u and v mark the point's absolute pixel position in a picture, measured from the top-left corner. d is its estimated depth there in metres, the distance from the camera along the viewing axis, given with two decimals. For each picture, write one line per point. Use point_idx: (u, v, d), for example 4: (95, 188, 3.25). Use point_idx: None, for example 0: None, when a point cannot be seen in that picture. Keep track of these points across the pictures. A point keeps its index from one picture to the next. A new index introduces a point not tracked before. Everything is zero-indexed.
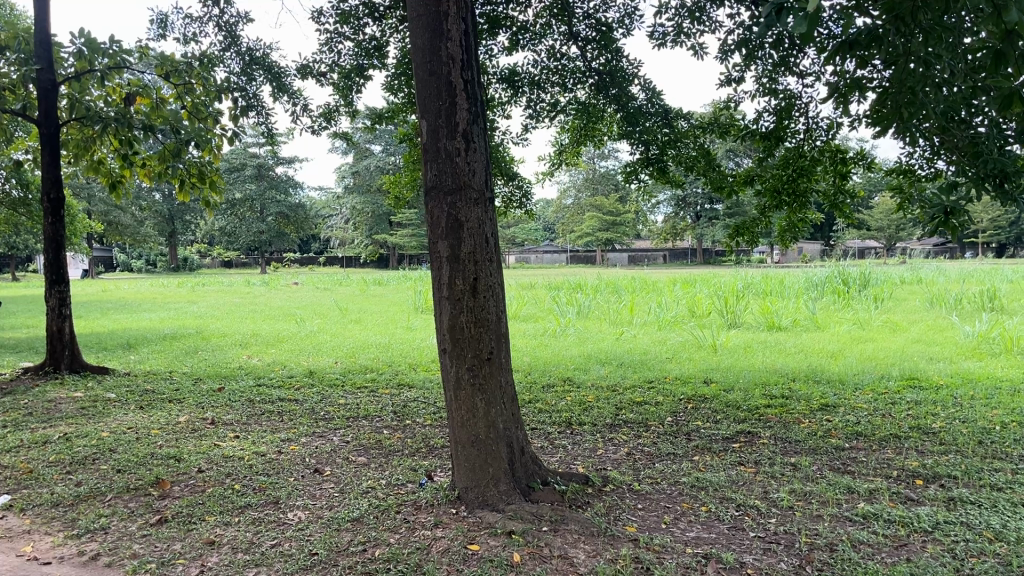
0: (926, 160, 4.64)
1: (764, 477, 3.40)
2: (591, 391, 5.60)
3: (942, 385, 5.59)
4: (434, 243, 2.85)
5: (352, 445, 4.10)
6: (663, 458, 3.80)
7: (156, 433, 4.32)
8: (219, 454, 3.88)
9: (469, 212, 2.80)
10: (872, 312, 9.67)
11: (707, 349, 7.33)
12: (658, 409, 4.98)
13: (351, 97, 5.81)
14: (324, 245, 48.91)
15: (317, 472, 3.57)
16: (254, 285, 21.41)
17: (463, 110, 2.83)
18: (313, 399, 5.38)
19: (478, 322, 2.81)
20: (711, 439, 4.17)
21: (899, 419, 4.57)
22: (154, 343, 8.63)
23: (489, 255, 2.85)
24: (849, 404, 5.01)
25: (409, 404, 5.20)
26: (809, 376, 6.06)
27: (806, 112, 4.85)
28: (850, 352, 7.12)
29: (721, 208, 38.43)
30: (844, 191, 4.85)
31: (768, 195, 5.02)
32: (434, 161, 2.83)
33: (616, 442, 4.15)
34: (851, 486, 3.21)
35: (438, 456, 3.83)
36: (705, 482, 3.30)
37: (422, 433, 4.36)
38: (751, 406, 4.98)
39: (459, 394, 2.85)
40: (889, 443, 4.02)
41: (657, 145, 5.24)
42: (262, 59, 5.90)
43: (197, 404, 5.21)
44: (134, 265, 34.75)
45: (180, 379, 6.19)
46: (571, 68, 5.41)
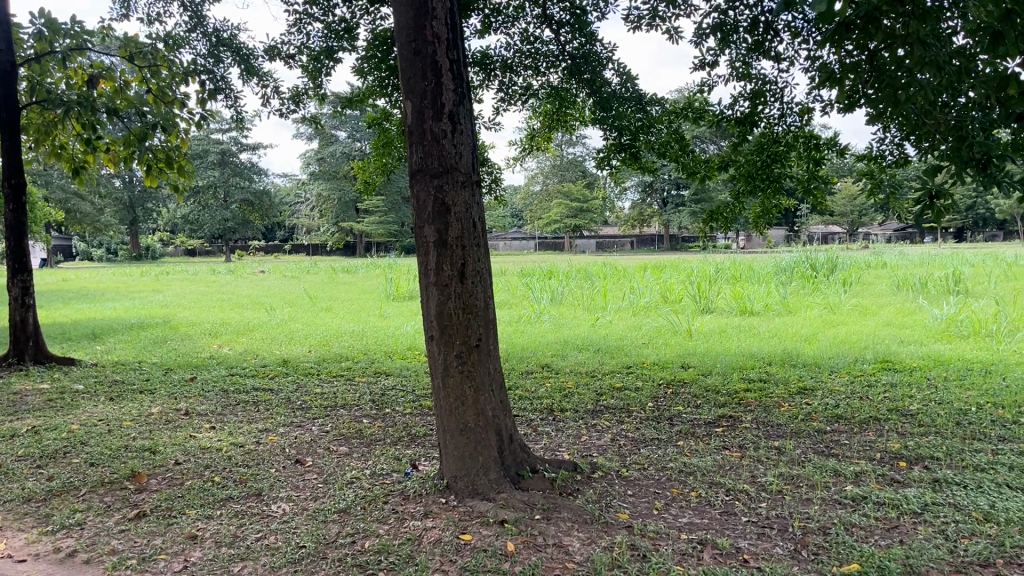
0: (895, 146, 4.64)
1: (750, 461, 3.40)
2: (570, 377, 5.58)
3: (916, 368, 5.65)
4: (420, 228, 2.79)
5: (333, 435, 4.03)
6: (647, 443, 3.78)
7: (129, 425, 4.21)
8: (196, 445, 3.79)
9: (456, 196, 2.74)
10: (841, 296, 9.77)
11: (683, 334, 7.35)
12: (639, 394, 4.97)
13: (321, 79, 5.69)
14: (290, 232, 48.39)
15: (298, 462, 3.50)
16: (220, 273, 21.14)
17: (450, 90, 2.76)
18: (288, 389, 5.29)
19: (466, 308, 2.76)
20: (694, 424, 4.17)
21: (877, 401, 4.60)
22: (121, 332, 8.45)
23: (476, 239, 2.80)
24: (827, 387, 5.04)
25: (387, 393, 5.13)
26: (784, 359, 6.10)
27: (780, 97, 4.84)
28: (823, 335, 7.17)
29: (688, 195, 38.64)
30: (818, 176, 4.78)
31: (742, 180, 4.96)
32: (419, 144, 2.76)
33: (599, 428, 4.13)
34: (837, 469, 3.22)
35: (421, 445, 3.78)
36: (693, 467, 3.28)
37: (402, 422, 4.31)
38: (731, 390, 4.99)
39: (447, 381, 2.79)
40: (870, 425, 4.04)
41: (630, 131, 5.17)
42: (229, 40, 5.76)
43: (169, 395, 5.09)
44: (95, 254, 34.08)
45: (150, 370, 6.06)
46: (544, 52, 5.33)
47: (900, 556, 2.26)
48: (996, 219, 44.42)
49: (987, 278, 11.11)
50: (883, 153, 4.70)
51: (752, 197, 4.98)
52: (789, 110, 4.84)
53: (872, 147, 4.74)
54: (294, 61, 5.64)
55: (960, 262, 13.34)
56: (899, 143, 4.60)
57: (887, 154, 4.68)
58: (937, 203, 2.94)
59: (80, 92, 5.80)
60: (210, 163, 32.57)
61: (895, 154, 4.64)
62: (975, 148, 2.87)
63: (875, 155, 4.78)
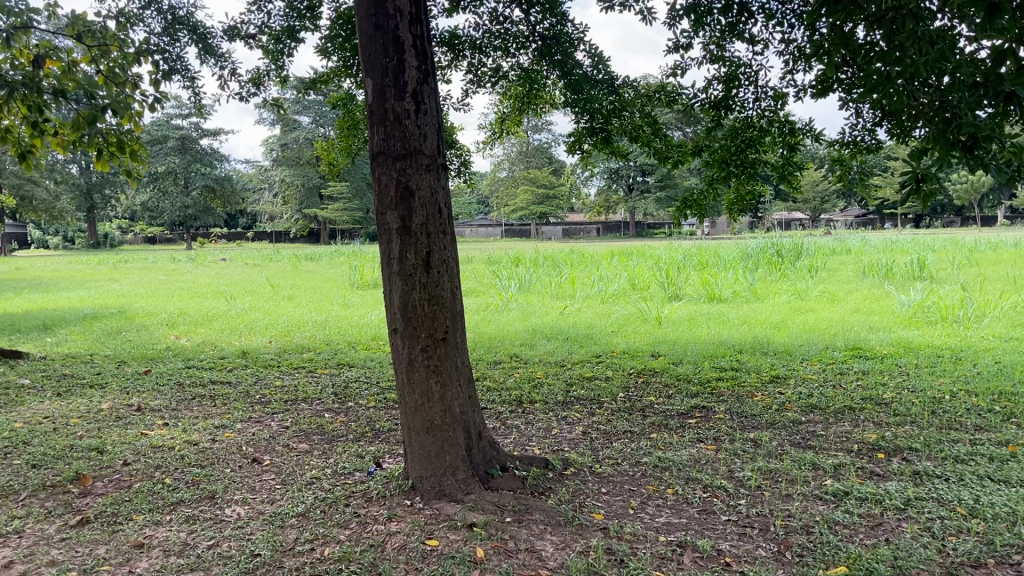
0: (868, 132, 4.52)
1: (726, 455, 3.29)
2: (539, 368, 5.45)
3: (886, 355, 5.62)
4: (382, 214, 2.62)
5: (293, 430, 3.86)
6: (620, 436, 3.66)
7: (77, 423, 4.00)
8: (147, 444, 3.59)
9: (420, 179, 2.58)
10: (808, 282, 9.76)
11: (652, 322, 7.26)
12: (610, 384, 4.86)
13: (282, 61, 5.45)
14: (251, 219, 47.62)
15: (255, 461, 3.33)
16: (178, 261, 20.67)
17: (412, 67, 2.59)
18: (247, 382, 5.09)
19: (432, 299, 2.61)
20: (666, 416, 4.05)
21: (851, 390, 4.53)
22: (73, 323, 8.15)
23: (442, 226, 2.65)
24: (800, 375, 4.98)
25: (350, 386, 4.96)
26: (755, 347, 6.03)
27: (754, 80, 4.74)
28: (793, 322, 7.14)
29: (653, 181, 38.72)
30: (793, 163, 4.75)
31: (715, 166, 4.84)
32: (381, 125, 2.59)
33: (570, 420, 4.00)
34: (814, 463, 3.13)
35: (385, 441, 3.62)
36: (668, 462, 3.17)
37: (366, 416, 4.15)
38: (703, 379, 4.90)
39: (412, 376, 2.64)
40: (845, 415, 3.96)
41: (601, 115, 5.02)
42: (186, 18, 5.50)
43: (121, 389, 4.87)
44: (51, 241, 33.26)
45: (102, 363, 5.80)
46: (514, 32, 5.16)
47: (889, 558, 2.16)
48: (954, 206, 45.21)
49: (949, 263, 11.20)
50: (855, 139, 4.55)
51: (726, 183, 4.89)
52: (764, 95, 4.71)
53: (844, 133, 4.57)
54: (254, 41, 5.40)
55: (922, 248, 13.46)
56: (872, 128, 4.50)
57: (860, 140, 4.52)
58: (923, 187, 2.83)
59: (25, 72, 5.51)
60: (170, 149, 31.86)
61: (867, 139, 4.51)
62: (962, 130, 2.76)
63: (847, 141, 4.61)
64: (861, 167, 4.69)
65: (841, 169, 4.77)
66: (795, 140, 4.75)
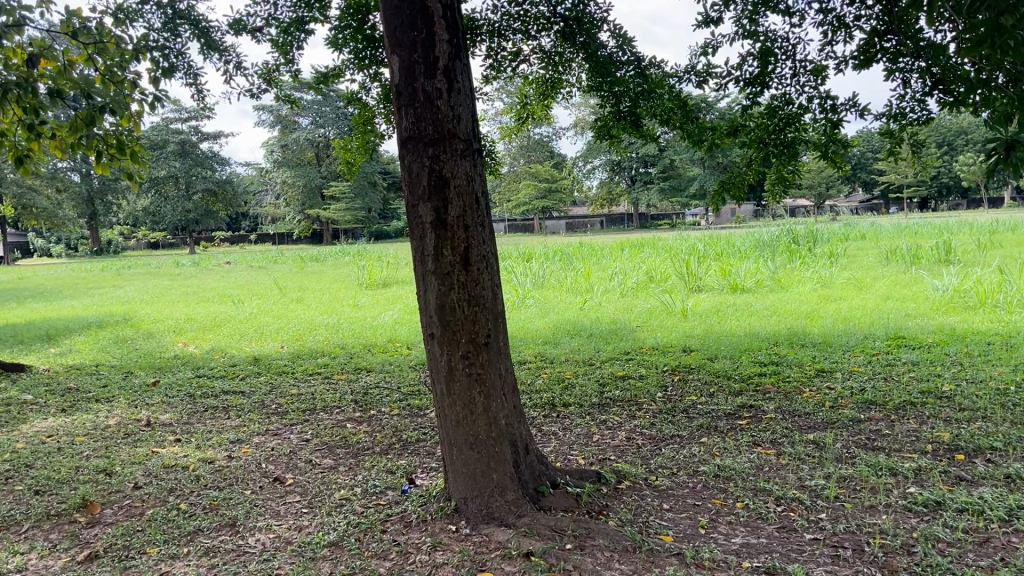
0: (918, 103, 4.38)
1: (791, 460, 3.02)
2: (567, 366, 5.17)
3: (933, 343, 5.32)
4: (414, 206, 2.35)
5: (314, 444, 3.58)
6: (668, 442, 3.39)
7: (82, 441, 3.73)
8: (159, 463, 3.32)
9: (455, 166, 2.31)
10: (833, 269, 9.46)
11: (677, 315, 6.98)
12: (645, 383, 4.58)
13: (291, 54, 5.17)
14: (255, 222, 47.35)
15: (277, 481, 3.05)
16: (185, 265, 20.40)
17: (443, 41, 2.31)
18: (261, 391, 4.82)
19: (472, 300, 2.34)
20: (714, 417, 3.78)
21: (906, 383, 4.24)
22: (77, 332, 7.88)
23: (480, 218, 2.37)
24: (846, 368, 4.70)
25: (371, 392, 4.69)
26: (791, 339, 5.74)
27: (791, 54, 4.58)
28: (825, 312, 6.84)
29: (656, 172, 38.39)
30: (836, 140, 4.48)
31: (753, 146, 4.63)
32: (410, 106, 2.32)
33: (611, 425, 3.72)
34: (892, 467, 2.85)
35: (415, 453, 3.36)
36: (730, 471, 2.89)
37: (391, 425, 3.87)
38: (745, 376, 4.61)
39: (452, 386, 2.37)
40: (907, 411, 3.68)
41: (629, 97, 4.80)
42: (187, 12, 5.21)
43: (129, 402, 4.59)
44: (53, 249, 33.04)
45: (108, 374, 5.54)
46: (534, 14, 4.91)
47: None
48: (961, 189, 44.78)
49: (973, 246, 10.88)
50: (903, 110, 4.43)
51: (766, 163, 4.67)
52: (803, 69, 4.54)
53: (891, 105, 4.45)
54: (261, 35, 5.12)
55: (941, 231, 13.12)
56: (921, 96, 4.38)
57: (908, 110, 4.39)
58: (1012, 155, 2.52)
59: (17, 72, 5.22)
60: (171, 154, 31.63)
61: (918, 110, 4.39)
62: None
63: (895, 113, 4.48)
64: (910, 139, 4.56)
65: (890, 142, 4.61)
66: (837, 117, 4.49)
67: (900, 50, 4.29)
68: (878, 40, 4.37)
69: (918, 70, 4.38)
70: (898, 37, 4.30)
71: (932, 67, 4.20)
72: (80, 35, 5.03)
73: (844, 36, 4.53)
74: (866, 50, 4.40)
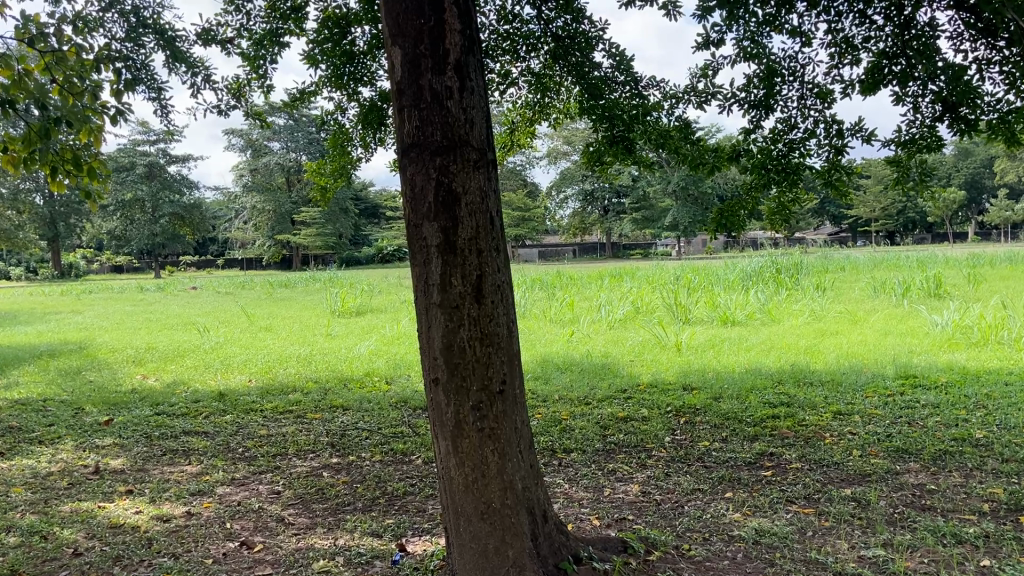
0: (928, 129, 4.09)
1: (834, 521, 2.66)
2: (561, 406, 4.77)
3: (947, 383, 5.00)
4: (417, 226, 1.97)
5: (286, 498, 3.15)
6: (689, 498, 3.01)
7: (18, 494, 3.25)
8: (105, 523, 2.87)
9: (467, 179, 1.94)
10: (822, 301, 9.19)
11: (671, 349, 6.63)
12: (649, 426, 4.21)
13: (263, 69, 4.78)
14: (223, 247, 46.60)
15: (243, 546, 2.62)
16: (147, 291, 19.68)
17: (455, 31, 1.94)
18: (226, 432, 4.36)
19: (486, 340, 1.95)
20: (735, 467, 3.41)
21: (933, 428, 3.90)
22: (27, 362, 7.32)
23: (495, 242, 2.00)
24: (863, 411, 4.36)
25: (348, 434, 4.26)
26: (796, 377, 5.39)
27: (797, 77, 4.28)
28: (826, 348, 6.51)
29: (630, 202, 38.33)
30: (841, 166, 4.02)
31: (754, 172, 4.18)
32: (414, 107, 1.95)
33: (622, 477, 3.33)
34: (955, 533, 2.48)
35: (404, 512, 2.94)
36: (771, 537, 2.51)
37: (374, 475, 3.45)
38: (756, 419, 4.25)
39: (460, 442, 1.97)
40: (947, 461, 3.34)
41: (622, 121, 4.46)
42: (152, 21, 4.83)
43: (77, 445, 4.10)
44: (13, 272, 31.93)
45: (56, 410, 5.03)
46: (524, 32, 4.59)
47: None
48: (925, 223, 45.39)
49: (960, 280, 10.69)
50: (913, 136, 4.14)
51: (765, 191, 4.21)
52: (809, 92, 4.23)
53: (900, 131, 4.15)
54: (231, 46, 4.74)
55: (922, 265, 12.97)
56: (930, 122, 4.07)
57: (917, 136, 4.09)
58: None
59: None
60: (138, 176, 30.93)
61: (927, 137, 4.10)
62: None
63: (903, 139, 4.19)
64: (920, 167, 4.28)
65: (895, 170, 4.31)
66: (842, 142, 4.07)
67: (910, 73, 3.97)
68: (886, 63, 4.05)
69: (929, 94, 4.05)
70: (909, 59, 3.98)
71: (947, 91, 3.87)
72: (36, 42, 4.59)
73: (852, 60, 4.22)
74: (874, 73, 4.09)
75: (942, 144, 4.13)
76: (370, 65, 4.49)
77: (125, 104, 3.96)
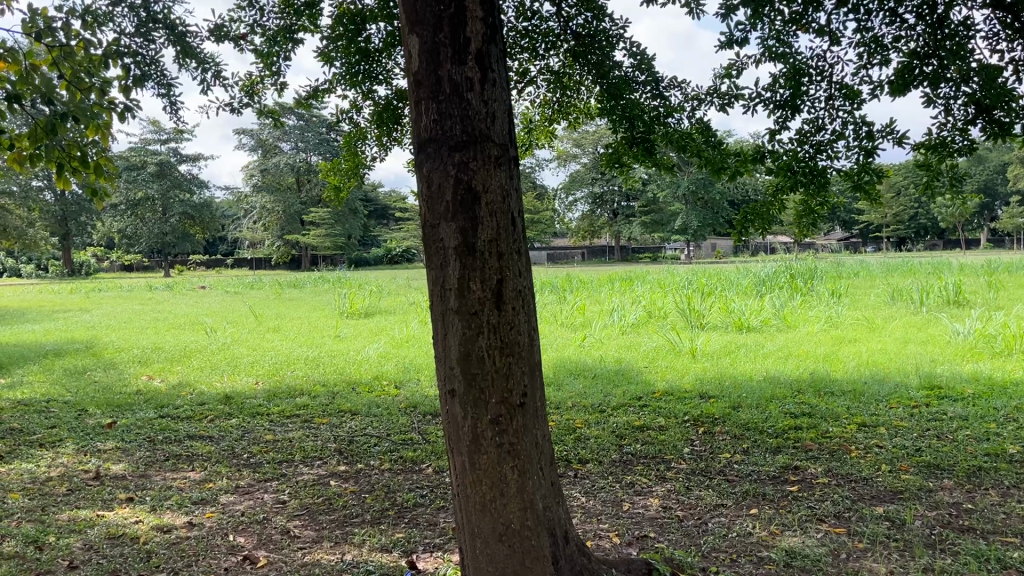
0: (960, 132, 3.95)
1: (869, 542, 2.52)
2: (576, 414, 4.64)
3: (974, 395, 4.84)
4: (434, 226, 1.85)
5: (292, 508, 3.03)
6: (714, 514, 2.88)
7: (15, 500, 3.14)
8: (103, 533, 2.75)
9: (488, 177, 1.81)
10: (839, 306, 9.02)
11: (686, 355, 6.49)
12: (668, 435, 4.07)
13: (277, 65, 4.67)
14: (231, 246, 46.65)
15: (246, 561, 2.50)
16: (156, 290, 19.59)
17: (477, 18, 1.81)
18: (232, 436, 4.25)
19: (506, 349, 1.82)
20: (760, 481, 3.27)
21: (964, 442, 3.75)
22: (32, 361, 7.23)
23: (516, 245, 1.87)
24: (888, 423, 4.21)
25: (357, 440, 4.13)
26: (817, 386, 5.25)
27: (824, 77, 4.14)
28: (845, 355, 6.36)
29: (639, 206, 38.19)
30: (869, 169, 3.87)
31: (779, 175, 4.04)
32: (432, 100, 1.82)
33: (641, 490, 3.19)
34: (999, 558, 2.34)
35: (415, 525, 2.81)
36: (804, 560, 2.37)
37: (383, 485, 3.32)
38: (778, 430, 4.11)
39: (477, 459, 1.84)
40: (983, 478, 3.19)
41: (643, 122, 4.33)
42: (162, 16, 4.72)
43: (78, 449, 3.99)
44: (23, 269, 32.00)
45: (59, 412, 4.92)
46: (543, 30, 4.46)
47: None
48: (937, 229, 45.08)
49: (979, 287, 10.52)
50: (944, 139, 3.99)
51: (790, 194, 4.07)
52: (836, 92, 4.09)
53: (930, 134, 4.00)
54: (244, 43, 4.62)
55: (938, 271, 12.78)
56: (963, 125, 3.93)
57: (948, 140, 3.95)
58: None
59: None
60: (148, 175, 30.93)
61: (958, 140, 3.96)
62: None
63: (934, 142, 4.04)
64: (951, 172, 4.13)
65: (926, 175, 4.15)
66: (872, 145, 3.92)
67: (942, 74, 3.82)
68: (917, 63, 3.91)
69: (962, 96, 3.90)
70: (941, 59, 3.84)
71: (981, 92, 3.73)
72: (43, 36, 4.48)
73: (881, 60, 4.08)
74: (905, 74, 3.94)
75: (974, 147, 3.98)
76: (386, 63, 4.37)
77: (135, 101, 3.84)
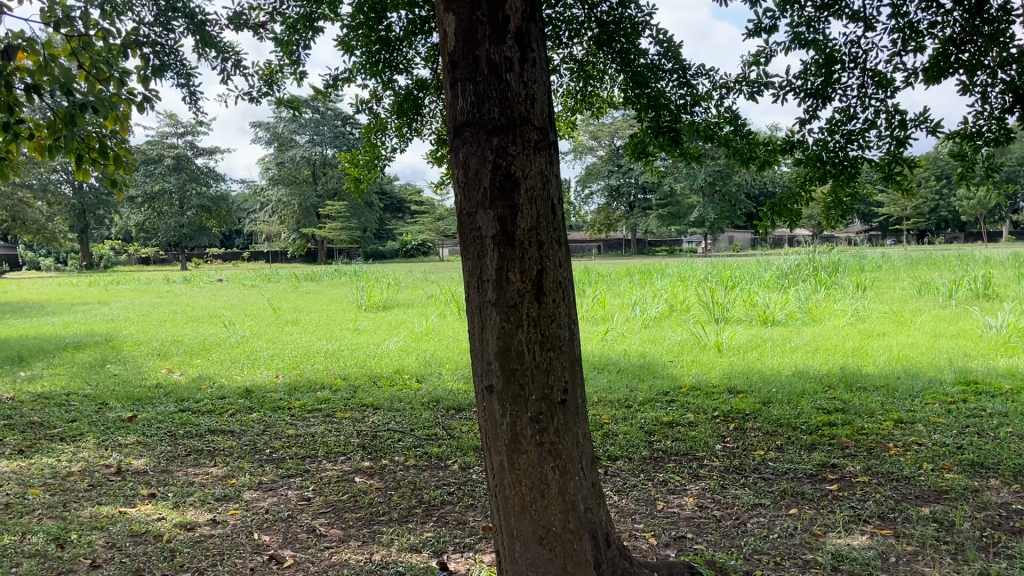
0: (995, 121, 3.82)
1: (918, 545, 2.41)
2: (602, 409, 4.55)
3: (1011, 390, 4.71)
4: (470, 215, 1.76)
5: (316, 506, 2.96)
6: (751, 514, 2.78)
7: (36, 496, 3.08)
8: (125, 530, 2.69)
9: (528, 162, 1.72)
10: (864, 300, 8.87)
11: (711, 349, 6.38)
12: (698, 431, 3.97)
13: (296, 54, 4.59)
14: (247, 239, 46.79)
15: (271, 561, 2.43)
16: (173, 283, 19.59)
17: None
18: (253, 431, 4.18)
19: (547, 342, 1.73)
20: (795, 480, 3.17)
21: (1006, 440, 3.63)
22: (52, 355, 7.21)
23: (556, 234, 1.77)
24: (924, 419, 4.09)
25: (380, 435, 4.06)
26: (847, 380, 5.13)
27: (856, 65, 4.02)
28: (874, 350, 6.22)
29: (656, 198, 37.95)
30: (902, 159, 3.76)
31: (809, 165, 3.92)
32: (469, 81, 1.73)
33: (674, 489, 3.09)
34: None
35: (442, 525, 2.73)
36: (850, 564, 2.28)
37: (409, 481, 3.24)
38: (810, 426, 4.01)
39: (517, 458, 1.76)
40: None
41: (670, 111, 4.22)
42: (181, 4, 4.65)
43: (99, 443, 3.94)
44: (43, 263, 32.22)
45: (79, 405, 4.88)
46: (567, 17, 4.36)
47: None
48: (958, 222, 44.57)
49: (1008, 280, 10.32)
50: (978, 129, 3.86)
51: (822, 184, 3.96)
52: (869, 80, 3.97)
53: (965, 123, 3.88)
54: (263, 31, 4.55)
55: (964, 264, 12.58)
56: (1000, 114, 3.80)
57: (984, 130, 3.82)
58: None
59: None
60: (166, 169, 31.04)
61: (994, 129, 3.83)
62: None
63: (969, 132, 3.91)
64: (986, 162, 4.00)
65: (962, 164, 4.02)
66: (905, 134, 3.80)
67: (980, 61, 3.69)
68: (954, 49, 3.77)
69: (1000, 83, 3.77)
70: (978, 45, 3.71)
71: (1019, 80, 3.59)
72: (61, 25, 4.42)
73: (916, 46, 3.95)
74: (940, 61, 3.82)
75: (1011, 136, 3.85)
76: (407, 52, 4.29)
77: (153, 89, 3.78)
